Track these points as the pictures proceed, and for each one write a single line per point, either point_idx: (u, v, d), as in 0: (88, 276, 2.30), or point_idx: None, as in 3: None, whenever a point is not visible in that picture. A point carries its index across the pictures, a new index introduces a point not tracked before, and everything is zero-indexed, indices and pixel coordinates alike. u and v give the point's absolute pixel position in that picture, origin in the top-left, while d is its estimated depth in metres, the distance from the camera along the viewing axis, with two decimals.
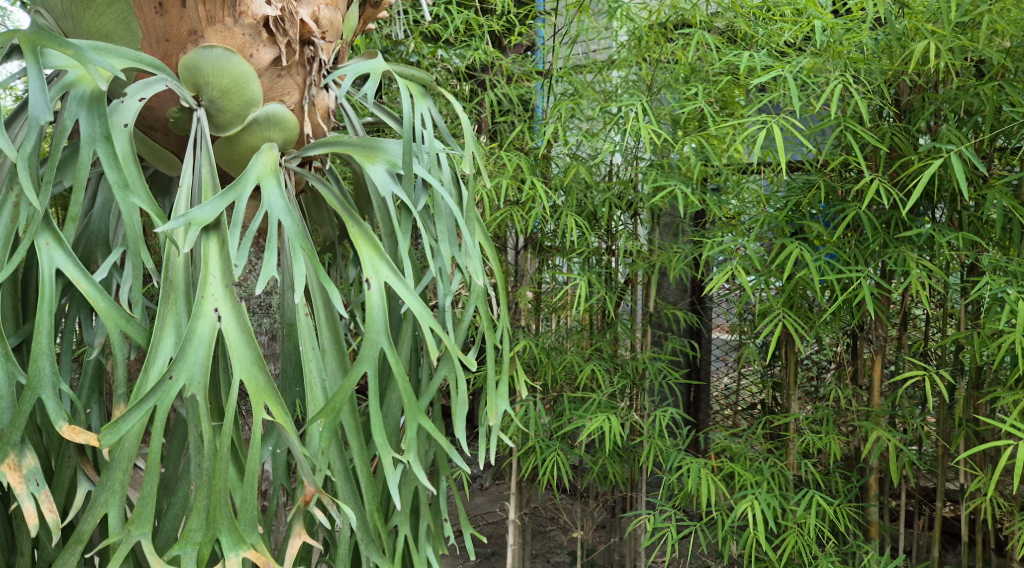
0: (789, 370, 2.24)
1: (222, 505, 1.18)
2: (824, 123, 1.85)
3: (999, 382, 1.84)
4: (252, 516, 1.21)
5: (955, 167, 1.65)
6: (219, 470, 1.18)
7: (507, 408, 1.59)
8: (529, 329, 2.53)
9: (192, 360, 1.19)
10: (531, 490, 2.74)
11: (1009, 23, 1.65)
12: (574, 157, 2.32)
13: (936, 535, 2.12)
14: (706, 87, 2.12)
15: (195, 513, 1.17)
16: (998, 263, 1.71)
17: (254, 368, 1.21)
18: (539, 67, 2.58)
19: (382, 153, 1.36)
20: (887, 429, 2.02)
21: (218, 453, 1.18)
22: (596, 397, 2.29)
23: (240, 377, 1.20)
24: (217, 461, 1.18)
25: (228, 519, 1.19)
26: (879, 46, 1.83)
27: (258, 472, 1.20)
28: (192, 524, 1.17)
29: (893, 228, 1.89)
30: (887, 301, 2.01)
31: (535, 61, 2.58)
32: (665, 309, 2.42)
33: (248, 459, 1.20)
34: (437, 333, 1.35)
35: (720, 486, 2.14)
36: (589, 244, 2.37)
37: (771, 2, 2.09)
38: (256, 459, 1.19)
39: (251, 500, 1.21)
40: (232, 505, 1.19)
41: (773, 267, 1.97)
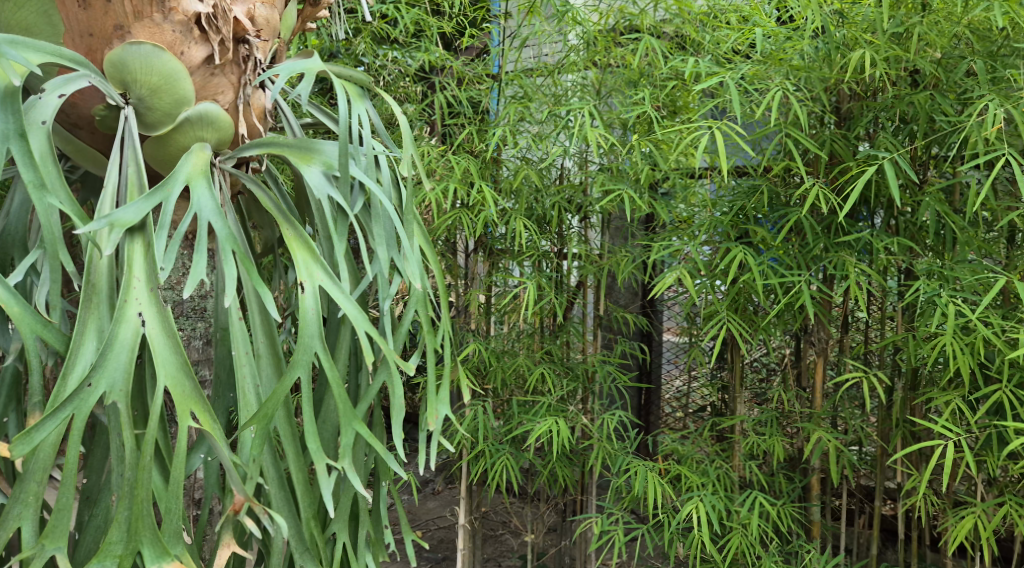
0: (735, 374, 2.26)
1: (144, 516, 1.16)
2: (766, 129, 1.87)
3: (934, 384, 1.88)
4: (177, 527, 1.19)
5: (888, 174, 1.68)
6: (141, 480, 1.16)
7: (449, 413, 1.59)
8: (479, 332, 2.52)
9: (113, 367, 1.16)
10: (482, 493, 2.72)
11: (939, 35, 1.69)
12: (523, 161, 2.31)
13: (875, 534, 2.15)
14: (653, 92, 2.13)
15: (115, 525, 1.15)
16: (933, 267, 1.77)
17: (179, 374, 1.19)
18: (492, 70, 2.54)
19: (317, 155, 1.35)
20: (828, 430, 2.04)
21: (140, 461, 1.16)
22: (545, 400, 2.28)
23: (165, 384, 1.18)
24: (138, 471, 1.16)
25: (150, 530, 1.16)
26: (819, 55, 1.86)
27: (184, 481, 1.18)
28: (112, 537, 1.15)
29: (833, 233, 1.91)
30: (828, 306, 2.04)
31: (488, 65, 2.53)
32: (616, 312, 2.43)
33: (173, 467, 1.18)
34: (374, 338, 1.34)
35: (667, 489, 2.15)
36: (539, 248, 2.35)
37: (718, 8, 2.11)
38: (181, 468, 1.17)
39: (175, 509, 1.19)
40: (154, 515, 1.17)
41: (718, 270, 1.98)
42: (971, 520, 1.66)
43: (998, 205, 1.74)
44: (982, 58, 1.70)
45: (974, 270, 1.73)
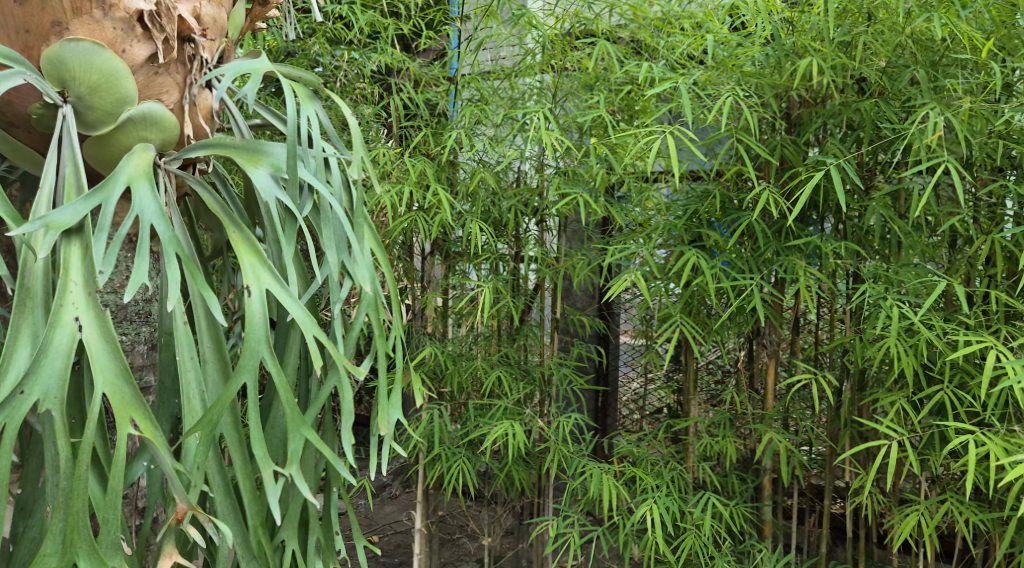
0: (689, 376, 2.28)
1: (80, 526, 1.14)
2: (718, 134, 1.89)
3: (881, 385, 1.91)
4: (115, 538, 1.17)
5: (834, 179, 1.72)
6: (76, 490, 1.14)
7: (401, 417, 1.58)
8: (436, 335, 2.51)
9: (47, 374, 1.15)
10: (438, 498, 2.71)
11: (884, 45, 1.73)
12: (480, 163, 2.31)
13: (826, 533, 2.18)
14: (608, 96, 2.14)
15: (49, 537, 1.13)
16: (878, 270, 1.80)
17: (118, 380, 1.17)
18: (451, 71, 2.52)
19: (265, 157, 1.34)
20: (779, 431, 2.06)
21: (76, 471, 1.14)
22: (501, 403, 2.28)
23: (103, 390, 1.16)
24: (74, 480, 1.14)
25: (87, 541, 1.14)
26: (769, 62, 1.88)
27: (122, 491, 1.17)
28: (47, 549, 1.13)
29: (784, 237, 1.94)
30: (780, 308, 2.06)
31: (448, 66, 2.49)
32: (572, 315, 2.44)
33: (111, 476, 1.16)
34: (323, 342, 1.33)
35: (622, 491, 2.15)
36: (496, 251, 2.35)
37: (672, 14, 2.13)
38: (120, 477, 1.16)
39: (114, 520, 1.17)
40: (91, 526, 1.15)
41: (672, 273, 1.99)
42: (914, 517, 1.70)
43: (941, 210, 1.78)
44: (925, 67, 1.75)
45: (918, 273, 1.77)
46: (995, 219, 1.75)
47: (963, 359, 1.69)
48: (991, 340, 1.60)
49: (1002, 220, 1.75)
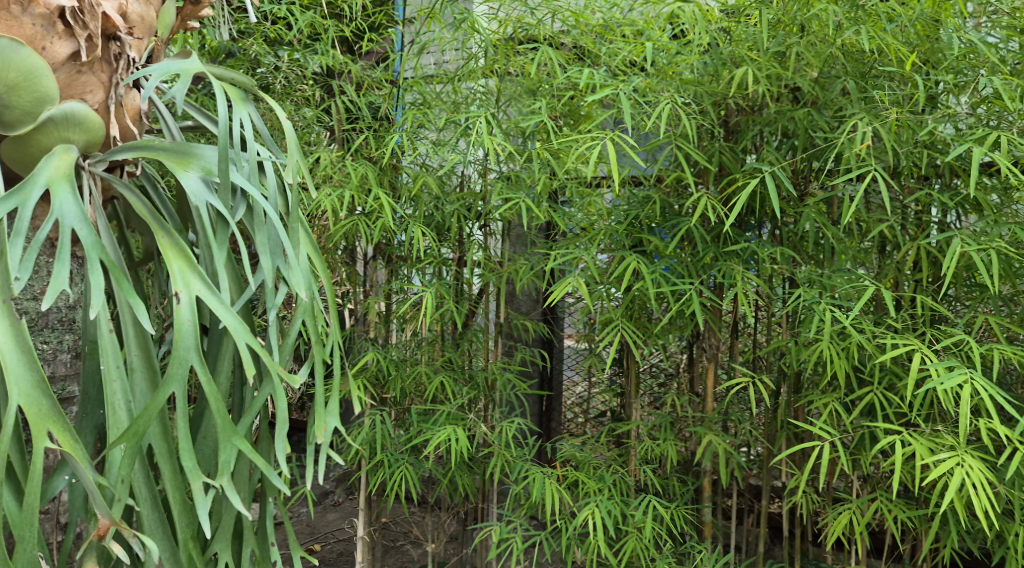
0: (631, 380, 2.29)
1: None
2: (658, 140, 1.90)
3: (815, 387, 1.95)
4: (31, 555, 1.14)
5: (769, 187, 1.74)
6: None
7: (338, 425, 1.56)
8: (378, 340, 2.48)
9: None
10: (381, 504, 2.67)
11: (816, 56, 1.77)
12: (422, 167, 2.29)
13: (764, 533, 2.20)
14: (550, 102, 2.15)
15: None
16: (812, 275, 1.83)
17: (35, 392, 1.14)
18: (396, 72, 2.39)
19: (195, 161, 1.32)
20: (718, 433, 2.08)
21: None
22: (444, 409, 2.26)
23: (18, 402, 1.13)
24: None
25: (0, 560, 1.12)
26: (707, 70, 1.91)
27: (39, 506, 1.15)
28: None
29: (722, 242, 1.96)
30: (719, 313, 2.08)
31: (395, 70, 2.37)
32: (515, 320, 2.43)
33: (27, 492, 1.14)
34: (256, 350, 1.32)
35: (564, 495, 2.15)
36: (439, 255, 2.33)
37: (613, 21, 2.15)
38: (36, 492, 1.14)
39: (31, 536, 1.15)
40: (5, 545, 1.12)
41: (612, 278, 1.99)
42: (846, 516, 1.74)
43: (870, 216, 1.83)
44: (854, 78, 1.80)
45: (850, 278, 1.80)
46: (921, 224, 1.82)
47: (891, 361, 1.74)
48: (916, 343, 1.64)
49: (928, 226, 1.81)
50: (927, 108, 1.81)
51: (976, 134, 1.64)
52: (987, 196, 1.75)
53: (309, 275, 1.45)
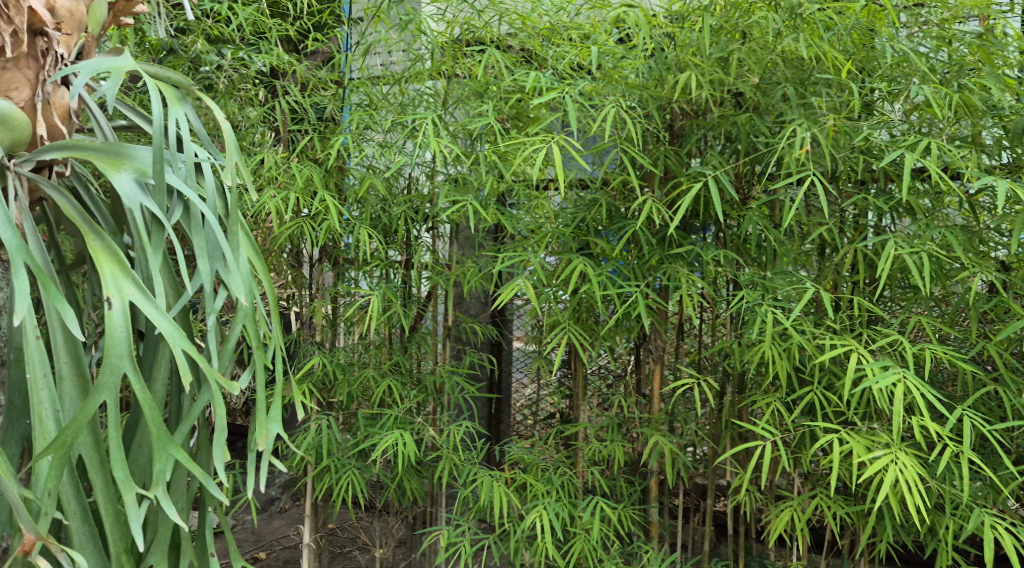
0: (578, 382, 2.29)
1: None
2: (603, 144, 1.91)
3: (759, 388, 1.97)
4: None
5: (712, 191, 1.76)
6: None
7: (281, 431, 1.53)
8: (324, 344, 2.44)
9: None
10: (327, 510, 2.63)
11: (756, 63, 1.79)
12: (369, 169, 2.25)
13: (709, 532, 2.22)
14: (497, 104, 2.14)
15: None
16: (755, 277, 1.86)
17: None
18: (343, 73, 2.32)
19: (129, 161, 1.31)
20: (664, 434, 2.10)
21: None
22: (392, 412, 2.23)
23: None
24: None
25: None
26: (652, 75, 1.91)
27: None
28: None
29: (668, 244, 1.97)
30: (665, 315, 2.09)
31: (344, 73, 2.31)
32: (464, 322, 2.42)
33: None
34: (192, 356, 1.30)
35: (513, 498, 2.14)
36: (386, 258, 2.30)
37: (559, 24, 2.15)
38: None
39: None
40: None
41: (559, 280, 1.99)
42: (787, 513, 1.78)
43: (809, 219, 1.87)
44: (794, 85, 1.81)
45: (792, 281, 1.83)
46: (859, 228, 1.86)
47: (830, 361, 1.77)
48: (853, 344, 1.68)
49: (865, 230, 1.85)
50: (862, 115, 1.85)
51: (908, 141, 1.69)
52: (918, 201, 1.80)
53: (249, 278, 1.43)
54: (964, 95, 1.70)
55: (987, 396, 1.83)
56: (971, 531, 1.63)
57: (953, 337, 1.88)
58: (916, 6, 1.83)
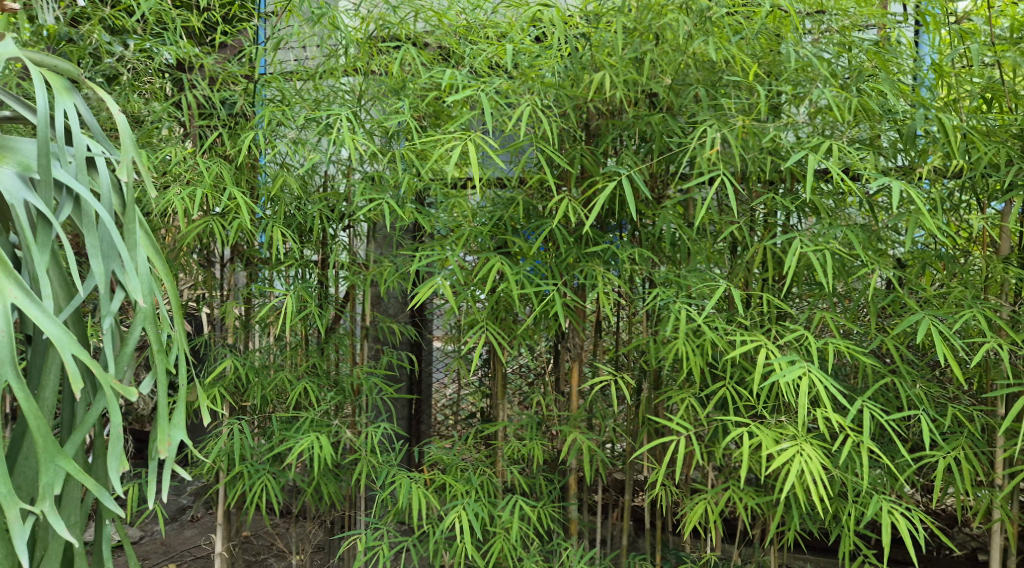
0: (497, 381, 2.27)
1: None
2: (520, 142, 1.90)
3: (675, 384, 1.98)
4: None
5: (625, 189, 1.77)
6: None
7: (186, 438, 1.48)
8: (237, 347, 2.37)
9: None
10: (241, 518, 2.54)
11: (668, 63, 1.82)
12: (282, 166, 2.20)
13: (628, 528, 2.23)
14: (414, 101, 2.11)
15: None
16: (669, 274, 1.87)
17: None
18: (257, 69, 2.26)
19: (12, 156, 1.27)
20: (583, 432, 2.09)
21: None
22: (307, 415, 2.18)
23: None
24: None
25: None
26: (568, 74, 1.92)
27: None
28: None
29: (585, 243, 1.98)
30: (582, 313, 2.09)
31: (258, 69, 2.25)
32: (382, 322, 2.39)
33: None
34: (84, 361, 1.27)
35: (432, 499, 2.10)
36: (299, 257, 2.24)
37: (476, 22, 2.13)
38: None
39: None
40: None
41: (477, 279, 1.97)
42: (703, 507, 1.80)
43: (720, 217, 1.89)
44: (705, 86, 1.85)
45: (705, 278, 1.85)
46: (768, 226, 1.90)
47: (740, 357, 1.80)
48: (761, 339, 1.71)
49: (775, 228, 1.88)
50: (770, 118, 1.89)
51: (811, 142, 1.73)
52: (822, 200, 1.85)
53: (149, 278, 1.39)
54: (862, 100, 1.75)
55: (887, 388, 1.89)
56: (872, 519, 1.67)
57: (856, 331, 1.93)
58: (819, 13, 1.88)
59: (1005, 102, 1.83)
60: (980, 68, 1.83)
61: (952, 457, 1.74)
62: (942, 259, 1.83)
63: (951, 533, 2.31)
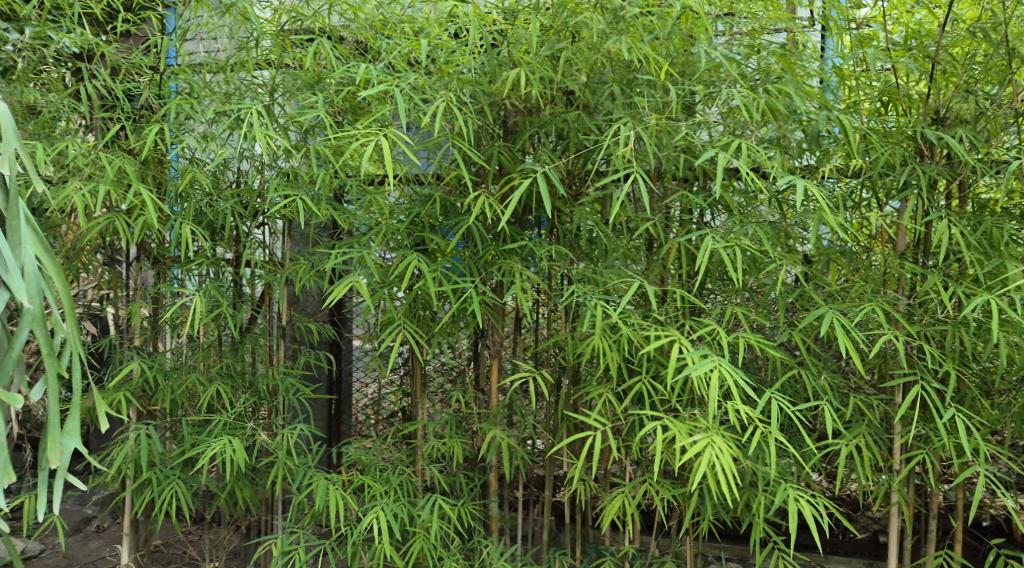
0: (416, 379, 2.25)
1: None
2: (436, 138, 1.88)
3: (594, 380, 2.00)
4: None
5: (540, 186, 1.77)
6: None
7: (79, 445, 1.42)
8: (144, 349, 2.29)
9: None
10: (150, 526, 2.46)
11: (582, 61, 1.83)
12: (191, 161, 2.13)
13: (549, 523, 2.23)
14: (329, 96, 2.07)
15: None
16: (585, 271, 1.88)
17: None
18: (164, 60, 2.18)
19: None
20: (503, 429, 2.09)
21: None
22: (219, 418, 2.12)
23: None
24: None
25: None
26: (484, 71, 1.91)
27: None
28: None
29: (502, 239, 1.97)
30: (501, 309, 2.09)
31: (166, 60, 2.18)
32: (299, 320, 2.35)
33: None
34: None
35: (350, 500, 2.07)
36: (210, 256, 2.18)
37: (392, 16, 2.10)
38: None
39: None
40: None
41: (394, 277, 1.94)
42: (620, 501, 1.81)
43: (635, 215, 1.91)
44: (621, 85, 1.87)
45: (622, 275, 1.87)
46: (683, 223, 1.92)
47: (655, 352, 1.83)
48: (675, 335, 1.73)
49: (689, 225, 1.91)
50: (683, 116, 1.92)
51: (721, 141, 1.76)
52: (733, 198, 1.89)
53: (36, 278, 1.33)
54: (771, 99, 1.79)
55: (797, 380, 1.94)
56: (781, 508, 1.71)
57: (768, 325, 1.97)
58: (731, 15, 1.92)
59: (901, 105, 1.91)
60: (879, 72, 1.90)
61: (855, 445, 1.80)
62: (846, 255, 1.88)
63: (854, 517, 2.38)
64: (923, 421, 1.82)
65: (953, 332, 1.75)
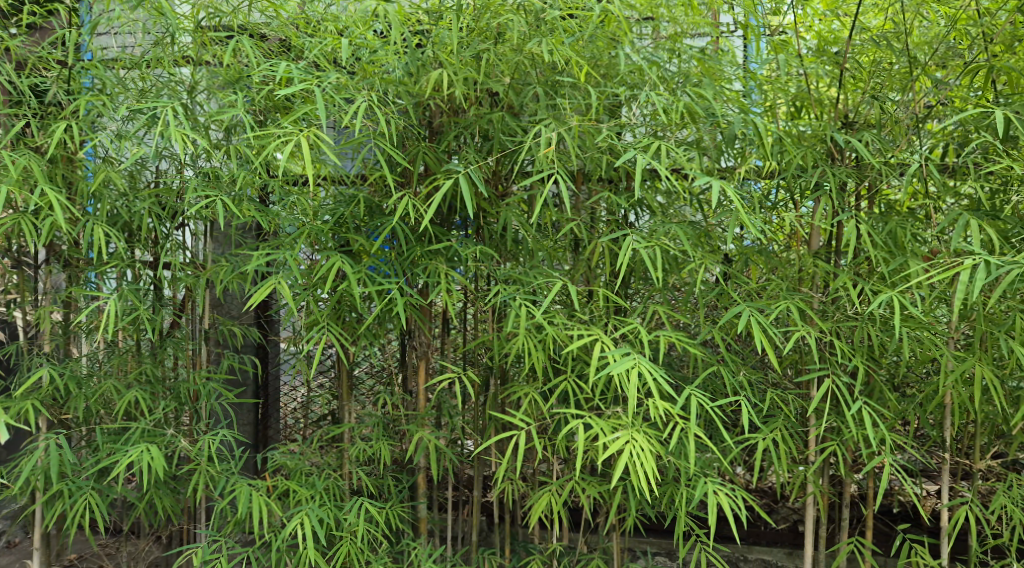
0: (342, 382, 2.22)
1: None
2: (359, 139, 1.86)
3: (520, 379, 2.00)
4: None
5: (463, 186, 1.77)
6: None
7: None
8: (56, 354, 2.21)
9: None
10: (63, 538, 2.37)
11: (504, 63, 1.84)
12: (104, 160, 2.07)
13: (477, 523, 2.23)
14: (249, 95, 2.03)
15: None
16: (510, 271, 1.89)
17: None
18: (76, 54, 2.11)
19: None
20: (430, 430, 2.08)
21: None
22: (136, 425, 2.07)
23: None
24: None
25: None
26: (408, 71, 1.89)
27: None
28: None
29: (427, 240, 1.97)
30: (427, 310, 2.08)
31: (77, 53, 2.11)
32: (221, 323, 2.30)
33: None
34: None
35: (274, 505, 2.04)
36: (127, 258, 2.12)
37: (314, 13, 2.07)
38: None
39: None
40: None
41: (317, 278, 1.92)
42: (546, 500, 1.81)
43: (559, 215, 1.93)
44: (544, 86, 1.88)
45: (546, 275, 1.87)
46: (606, 224, 1.94)
47: (580, 351, 1.84)
48: (598, 334, 1.75)
49: (612, 225, 1.93)
50: (606, 117, 1.94)
51: (642, 143, 1.79)
52: (655, 198, 1.91)
53: None
54: (690, 103, 1.83)
55: (720, 378, 1.97)
56: (702, 502, 1.73)
57: (691, 323, 2.00)
58: (653, 19, 1.95)
59: (814, 109, 1.96)
60: (794, 77, 1.95)
61: (774, 440, 1.84)
62: (765, 254, 1.93)
63: (775, 508, 2.44)
64: (839, 415, 1.87)
65: (864, 328, 1.81)
